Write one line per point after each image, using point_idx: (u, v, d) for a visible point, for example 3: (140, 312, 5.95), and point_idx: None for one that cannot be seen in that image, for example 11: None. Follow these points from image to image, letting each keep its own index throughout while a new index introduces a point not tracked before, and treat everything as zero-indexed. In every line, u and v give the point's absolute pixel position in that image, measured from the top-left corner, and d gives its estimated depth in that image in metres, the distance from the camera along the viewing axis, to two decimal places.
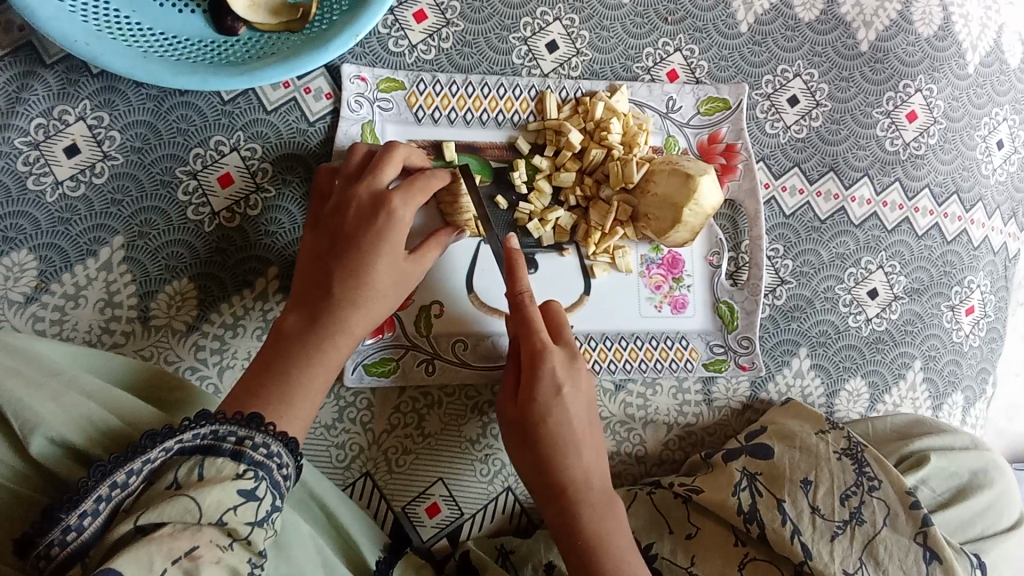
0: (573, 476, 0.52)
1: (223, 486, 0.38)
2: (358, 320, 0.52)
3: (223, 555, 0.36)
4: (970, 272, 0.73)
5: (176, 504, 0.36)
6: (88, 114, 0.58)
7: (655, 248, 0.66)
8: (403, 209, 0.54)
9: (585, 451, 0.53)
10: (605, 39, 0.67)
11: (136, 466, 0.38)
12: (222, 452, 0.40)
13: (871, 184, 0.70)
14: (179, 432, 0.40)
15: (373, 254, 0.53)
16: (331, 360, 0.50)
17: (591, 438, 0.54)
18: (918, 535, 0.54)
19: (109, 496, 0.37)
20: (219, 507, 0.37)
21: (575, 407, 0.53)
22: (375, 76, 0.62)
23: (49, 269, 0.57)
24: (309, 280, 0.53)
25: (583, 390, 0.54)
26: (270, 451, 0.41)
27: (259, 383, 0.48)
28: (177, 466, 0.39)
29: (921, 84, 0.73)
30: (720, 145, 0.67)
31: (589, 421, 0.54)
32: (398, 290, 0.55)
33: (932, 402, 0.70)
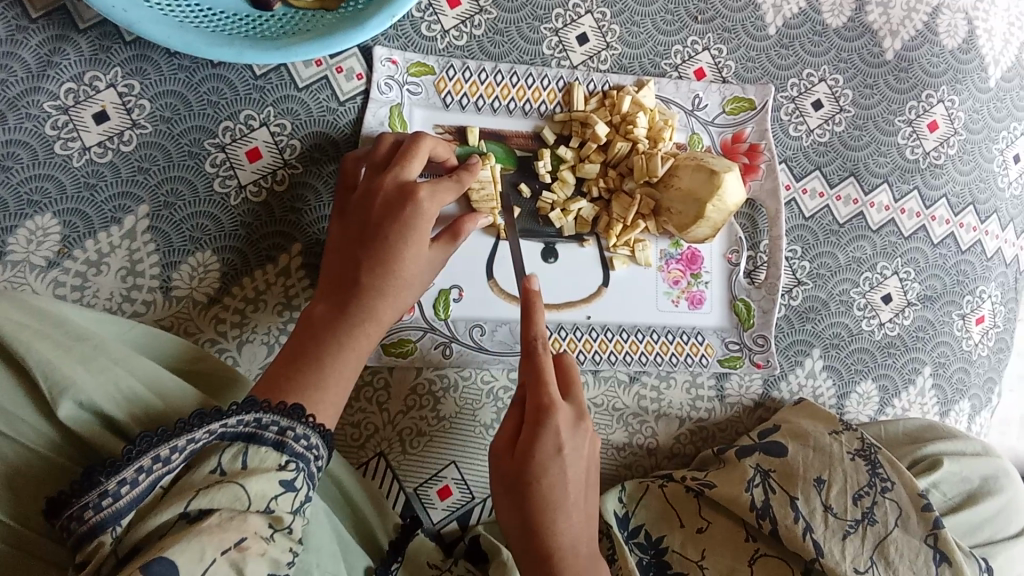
0: (561, 543, 0.49)
1: (267, 476, 0.41)
2: (385, 306, 0.53)
3: (267, 548, 0.40)
4: (982, 283, 0.73)
5: (225, 492, 0.40)
6: (118, 81, 0.58)
7: (674, 243, 0.66)
8: (430, 201, 0.54)
9: (575, 518, 0.50)
10: (635, 34, 0.68)
11: (180, 444, 0.40)
12: (265, 441, 0.42)
13: (890, 191, 0.71)
14: (224, 416, 0.42)
15: (401, 243, 0.53)
16: (361, 347, 0.51)
17: (586, 503, 0.51)
18: (929, 537, 0.55)
19: (150, 468, 0.39)
20: (263, 497, 0.41)
21: (573, 468, 0.50)
22: (406, 59, 0.62)
23: (73, 235, 0.56)
24: (337, 272, 0.53)
25: (584, 451, 0.51)
26: (309, 444, 0.44)
27: (291, 368, 0.49)
28: (220, 450, 0.41)
29: (944, 95, 0.73)
30: (743, 144, 0.67)
31: (587, 484, 0.52)
32: (424, 279, 0.55)
33: (940, 409, 0.71)
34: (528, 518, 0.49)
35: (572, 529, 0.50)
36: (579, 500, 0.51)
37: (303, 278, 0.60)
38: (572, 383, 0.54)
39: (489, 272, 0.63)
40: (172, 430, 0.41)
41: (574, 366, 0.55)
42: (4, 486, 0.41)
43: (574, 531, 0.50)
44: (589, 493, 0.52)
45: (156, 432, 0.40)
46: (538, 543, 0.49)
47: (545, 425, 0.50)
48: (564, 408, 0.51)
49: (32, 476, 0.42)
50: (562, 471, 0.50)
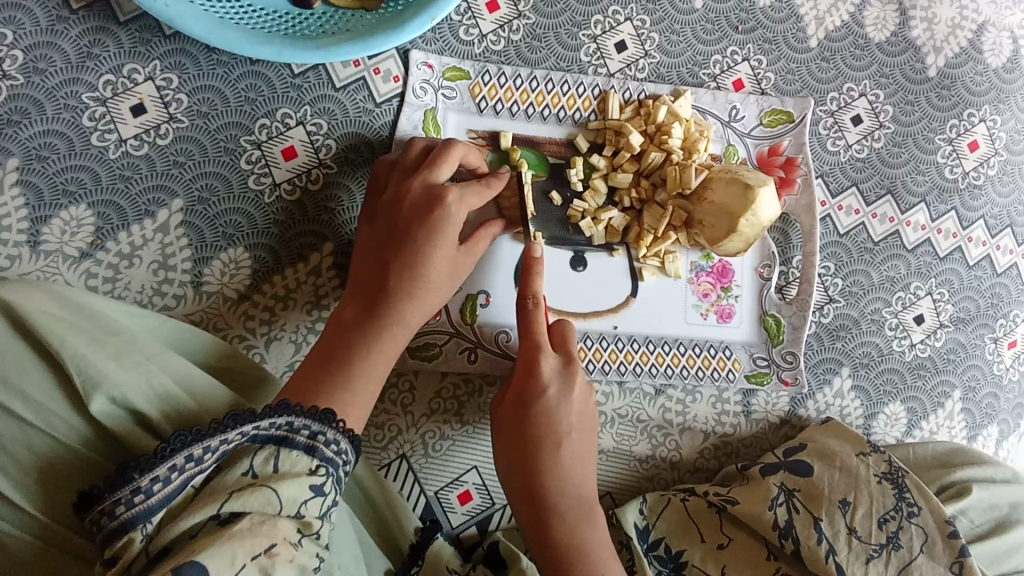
0: (547, 482, 0.52)
1: (298, 480, 0.41)
2: (413, 311, 0.52)
3: (295, 554, 0.40)
4: (1016, 306, 0.72)
5: (257, 495, 0.40)
6: (157, 75, 0.58)
7: (705, 256, 0.65)
8: (457, 206, 0.53)
9: (564, 459, 0.53)
10: (675, 43, 0.67)
11: (213, 444, 0.40)
12: (296, 445, 0.42)
13: (927, 210, 0.70)
14: (258, 418, 0.42)
15: (428, 246, 0.52)
16: (389, 351, 0.51)
17: (579, 447, 0.54)
18: (954, 564, 0.54)
19: (183, 467, 0.39)
20: (294, 501, 0.41)
21: (560, 410, 0.54)
22: (442, 63, 0.62)
23: (106, 227, 0.56)
24: (364, 270, 0.54)
25: (574, 397, 0.54)
26: (339, 449, 0.44)
27: (321, 371, 0.49)
28: (253, 453, 0.41)
29: (986, 115, 0.72)
30: (780, 158, 0.66)
31: (582, 431, 0.54)
32: (451, 282, 0.55)
33: (969, 433, 0.70)
34: (518, 459, 0.53)
35: (558, 469, 0.53)
36: (570, 443, 0.54)
37: (334, 278, 0.60)
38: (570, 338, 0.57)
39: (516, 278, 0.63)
40: (205, 429, 0.41)
41: (574, 329, 0.58)
42: (36, 479, 0.42)
43: (562, 472, 0.53)
44: (584, 438, 0.54)
45: (191, 431, 0.40)
46: (527, 482, 0.52)
47: (535, 369, 0.54)
48: (554, 356, 0.55)
49: (63, 473, 0.42)
50: (550, 413, 0.53)
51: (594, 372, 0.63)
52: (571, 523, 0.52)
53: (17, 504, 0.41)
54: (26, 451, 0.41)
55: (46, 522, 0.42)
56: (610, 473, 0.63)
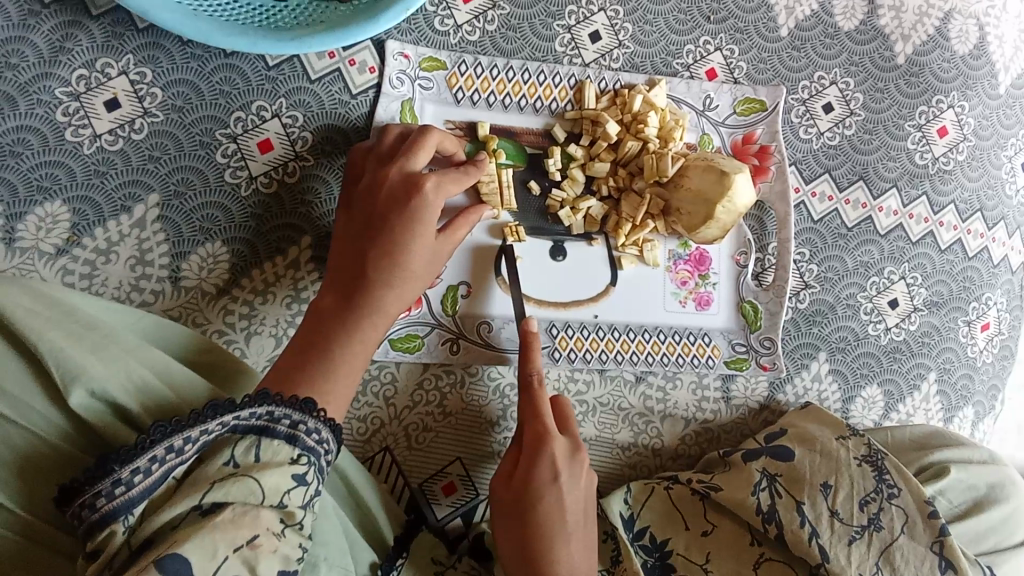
0: (559, 566, 0.50)
1: (280, 470, 0.41)
2: (392, 299, 0.52)
3: (278, 545, 0.39)
4: (988, 289, 0.74)
5: (239, 486, 0.40)
6: (130, 69, 0.58)
7: (683, 244, 0.66)
8: (434, 194, 0.53)
9: (574, 544, 0.51)
10: (648, 33, 0.67)
11: (194, 435, 0.40)
12: (277, 434, 0.42)
13: (898, 196, 0.71)
14: (238, 409, 0.42)
15: (406, 235, 0.53)
16: (370, 339, 0.51)
17: (583, 531, 0.52)
18: (935, 544, 0.55)
19: (163, 458, 0.39)
20: (276, 491, 0.41)
21: (569, 496, 0.52)
22: (418, 54, 0.62)
23: (82, 223, 0.56)
24: (343, 261, 0.53)
25: (581, 483, 0.53)
26: (320, 438, 0.44)
27: (302, 357, 0.49)
28: (233, 443, 0.41)
29: (954, 101, 0.73)
30: (754, 146, 0.67)
31: (585, 516, 0.53)
32: (430, 270, 0.55)
33: (945, 414, 0.71)
34: (526, 545, 0.50)
35: (568, 555, 0.50)
36: (577, 527, 0.52)
37: (313, 271, 0.60)
38: (567, 423, 0.57)
39: (497, 269, 0.63)
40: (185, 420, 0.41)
41: (569, 407, 0.58)
42: (16, 473, 0.41)
43: (573, 557, 0.50)
44: (586, 527, 0.53)
45: (171, 421, 0.40)
46: (536, 568, 0.50)
47: (542, 455, 0.52)
48: (560, 440, 0.54)
49: (42, 466, 0.42)
50: (558, 496, 0.51)
51: (574, 361, 0.63)
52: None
53: None
54: (4, 446, 0.41)
55: (27, 516, 0.41)
56: (592, 460, 0.64)
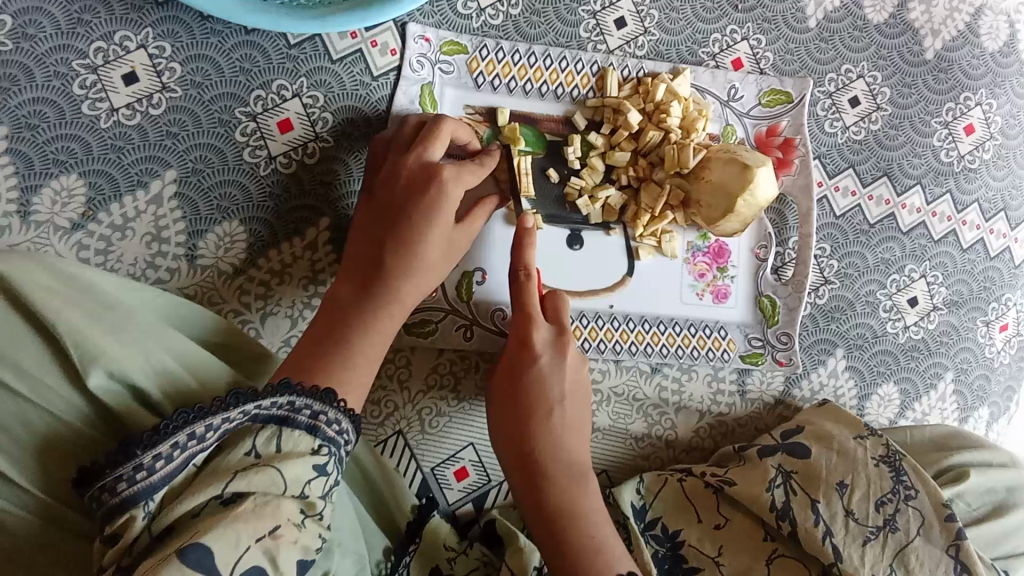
0: (540, 445, 0.53)
1: (302, 461, 0.41)
2: (410, 290, 0.52)
3: (299, 536, 0.39)
4: (1008, 290, 0.73)
5: (262, 475, 0.39)
6: (149, 43, 0.57)
7: (702, 235, 0.65)
8: (454, 184, 0.52)
9: (556, 425, 0.54)
10: (675, 21, 0.66)
11: (216, 422, 0.40)
12: (298, 425, 0.42)
13: (922, 193, 0.70)
14: (260, 398, 0.41)
15: (425, 225, 0.52)
16: (386, 330, 0.51)
17: (571, 417, 0.55)
18: (951, 547, 0.54)
19: (185, 444, 0.39)
20: (297, 482, 0.41)
21: (552, 379, 0.54)
22: (439, 37, 0.61)
23: (97, 197, 0.55)
24: (360, 244, 0.53)
25: (566, 368, 0.55)
26: (340, 428, 0.44)
27: (318, 349, 0.48)
28: (255, 433, 0.41)
29: (982, 98, 0.72)
30: (778, 138, 0.66)
31: (574, 401, 0.55)
32: (447, 260, 0.54)
33: (960, 415, 0.70)
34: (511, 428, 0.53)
35: (551, 435, 0.53)
36: (563, 410, 0.54)
37: (330, 253, 0.59)
38: (559, 312, 0.57)
39: None
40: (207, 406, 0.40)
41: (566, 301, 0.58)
42: (31, 455, 0.41)
43: (555, 436, 0.53)
44: (574, 410, 0.55)
45: (193, 408, 0.39)
46: (520, 449, 0.53)
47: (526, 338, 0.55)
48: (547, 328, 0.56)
49: (57, 446, 0.41)
50: (539, 379, 0.54)
51: (589, 351, 0.63)
52: (565, 487, 0.52)
53: (12, 481, 0.40)
54: (20, 426, 0.40)
55: (44, 497, 0.41)
56: (604, 451, 0.63)
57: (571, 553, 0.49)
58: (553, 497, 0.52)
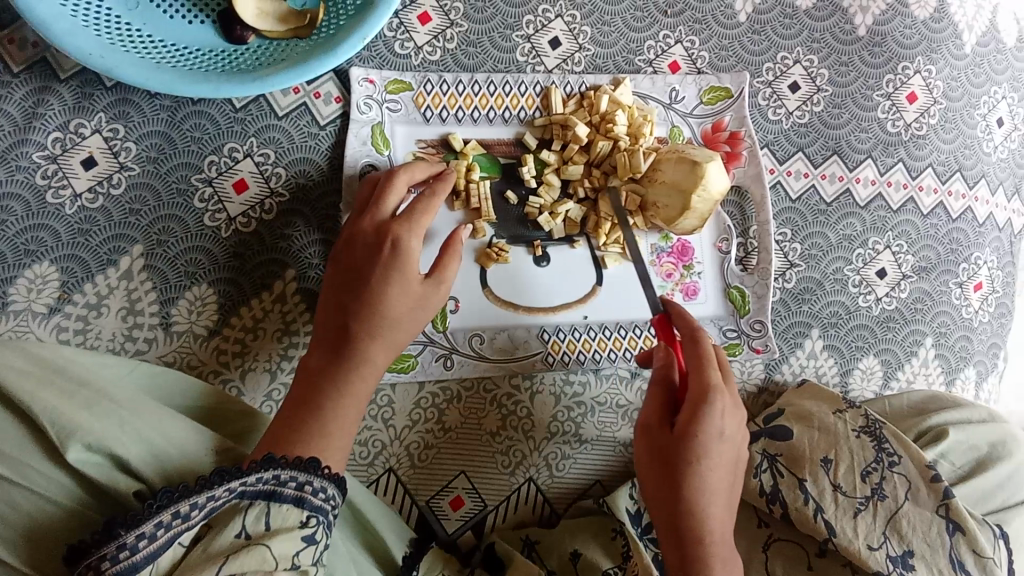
0: (709, 520, 0.50)
1: (291, 535, 0.41)
2: (379, 350, 0.52)
3: None
4: (976, 249, 0.73)
5: (252, 555, 0.40)
6: (103, 127, 0.60)
7: (664, 236, 0.66)
8: (413, 239, 0.53)
9: (720, 499, 0.51)
10: (607, 34, 0.68)
11: (200, 500, 0.40)
12: (285, 498, 0.42)
13: (875, 165, 0.71)
14: (244, 474, 0.42)
15: (384, 284, 0.52)
16: (360, 395, 0.51)
17: (729, 483, 0.52)
18: (940, 508, 0.54)
19: (169, 523, 0.39)
20: (286, 556, 0.41)
21: (726, 448, 0.51)
22: (383, 78, 0.63)
23: (71, 280, 0.58)
24: (327, 315, 0.53)
25: (735, 435, 0.52)
26: (327, 495, 0.44)
27: (291, 421, 0.48)
28: (243, 512, 0.41)
29: (920, 66, 0.73)
30: (724, 133, 0.68)
31: (732, 465, 0.52)
32: (415, 315, 0.53)
33: (945, 377, 0.71)
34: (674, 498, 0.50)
35: (713, 505, 0.50)
36: (726, 481, 0.51)
37: (299, 303, 0.61)
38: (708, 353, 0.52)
39: (483, 281, 0.63)
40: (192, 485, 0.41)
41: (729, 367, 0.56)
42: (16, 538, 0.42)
43: (715, 506, 0.51)
44: (732, 477, 0.52)
45: (176, 488, 0.40)
46: (687, 520, 0.50)
47: (707, 413, 0.49)
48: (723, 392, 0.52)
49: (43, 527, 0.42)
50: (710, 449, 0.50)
51: (555, 365, 0.65)
52: (729, 569, 0.50)
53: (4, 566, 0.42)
54: (9, 508, 0.41)
55: None
56: (594, 459, 0.65)
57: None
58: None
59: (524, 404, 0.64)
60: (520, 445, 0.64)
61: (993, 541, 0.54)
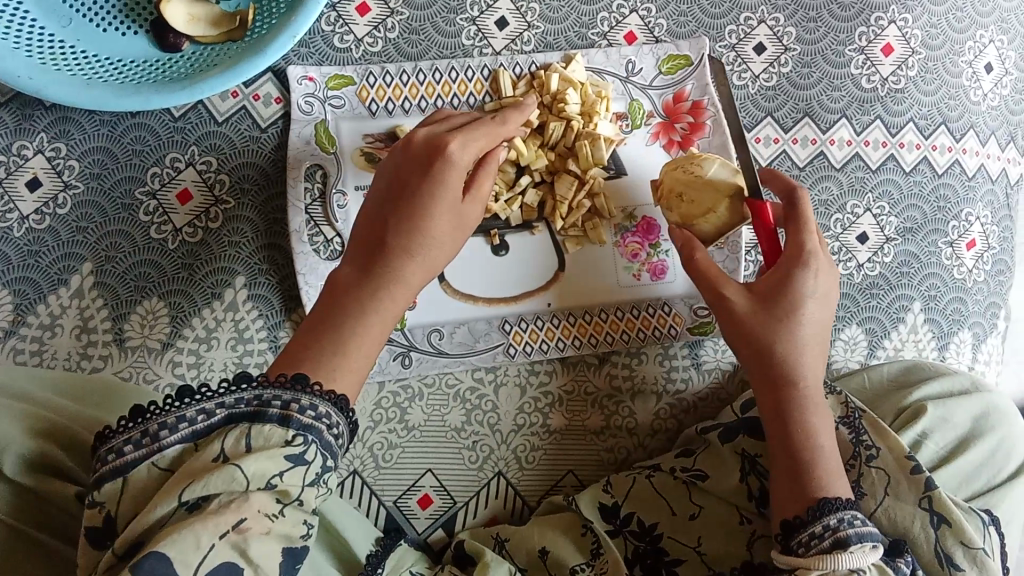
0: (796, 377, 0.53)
1: (270, 453, 0.37)
2: (416, 271, 0.49)
3: (272, 526, 0.37)
4: (967, 205, 0.69)
5: (221, 474, 0.36)
6: (45, 147, 0.59)
7: (628, 215, 0.64)
8: (461, 150, 0.49)
9: (811, 352, 0.53)
10: (556, 9, 0.66)
11: (170, 421, 0.38)
12: (269, 418, 0.38)
13: (850, 125, 0.67)
14: (222, 394, 0.39)
15: (429, 199, 0.49)
16: (389, 312, 0.48)
17: (817, 347, 0.54)
18: (923, 500, 0.51)
19: (138, 442, 0.38)
20: (264, 476, 0.37)
21: (815, 311, 0.53)
22: (323, 74, 0.62)
23: (24, 302, 0.58)
24: (367, 226, 0.50)
25: (826, 296, 0.54)
26: (318, 413, 0.40)
27: (312, 336, 0.45)
28: (223, 435, 0.38)
29: (895, 15, 0.69)
30: (685, 104, 0.65)
31: (820, 336, 0.54)
32: (455, 236, 0.51)
33: (937, 343, 0.67)
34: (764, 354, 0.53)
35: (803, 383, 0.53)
36: (816, 349, 0.54)
37: (251, 309, 0.60)
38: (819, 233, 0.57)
39: (440, 274, 0.62)
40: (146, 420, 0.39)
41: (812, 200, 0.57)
42: None
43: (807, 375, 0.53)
44: (820, 334, 0.54)
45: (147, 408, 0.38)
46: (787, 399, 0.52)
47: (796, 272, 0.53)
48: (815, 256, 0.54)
49: None
50: (808, 318, 0.53)
51: (518, 356, 0.63)
52: (831, 447, 0.52)
53: None
54: None
55: None
56: (565, 448, 0.64)
57: (826, 504, 0.48)
58: (832, 463, 0.51)
59: (489, 397, 0.63)
60: (486, 438, 0.63)
61: (982, 529, 0.51)
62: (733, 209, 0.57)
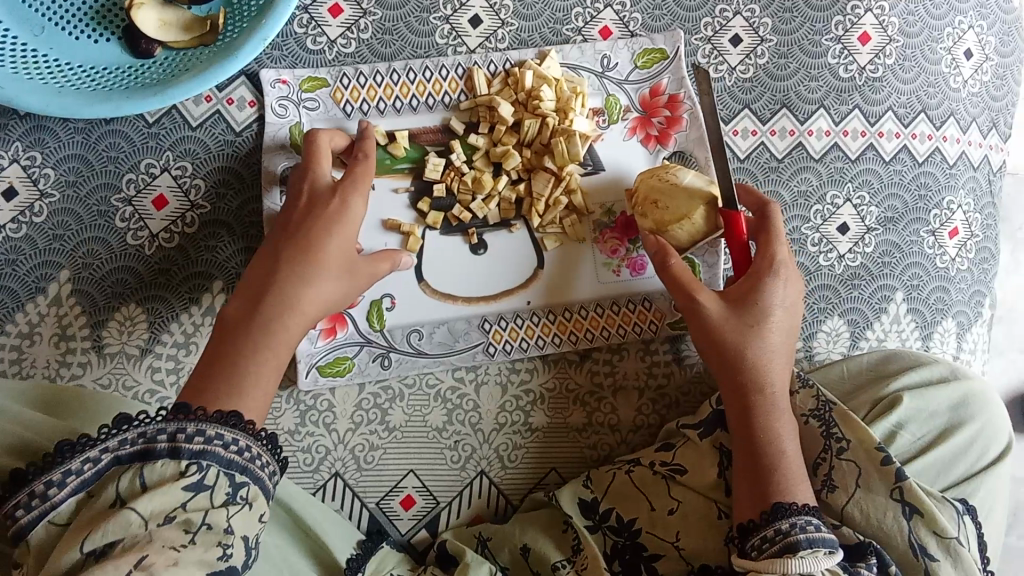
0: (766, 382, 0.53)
1: (164, 490, 0.38)
2: (309, 306, 0.49)
3: (179, 557, 0.37)
4: (948, 193, 0.68)
5: (117, 519, 0.37)
6: (20, 156, 0.59)
7: (606, 211, 0.64)
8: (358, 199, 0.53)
9: (779, 359, 0.53)
10: (529, 6, 0.66)
11: (75, 467, 0.39)
12: (160, 453, 0.39)
13: (828, 115, 0.67)
14: (99, 441, 0.39)
15: (326, 235, 0.51)
16: (282, 343, 0.48)
17: (787, 359, 0.54)
18: (894, 491, 0.51)
19: (59, 483, 0.38)
20: (163, 510, 0.38)
21: (782, 320, 0.54)
22: (296, 77, 0.62)
23: (2, 311, 0.58)
24: (259, 268, 0.50)
25: (792, 306, 0.54)
26: (224, 441, 0.40)
27: (204, 373, 0.45)
28: (118, 476, 0.39)
29: (871, 4, 0.68)
30: (662, 98, 0.65)
31: (787, 347, 0.54)
32: (349, 275, 0.52)
33: (921, 333, 0.67)
34: (732, 359, 0.53)
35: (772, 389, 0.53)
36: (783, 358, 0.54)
37: None
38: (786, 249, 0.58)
39: (418, 275, 0.62)
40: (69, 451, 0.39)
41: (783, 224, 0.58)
42: None
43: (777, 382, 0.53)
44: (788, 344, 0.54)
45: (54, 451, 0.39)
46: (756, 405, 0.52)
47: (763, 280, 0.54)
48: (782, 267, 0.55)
49: None
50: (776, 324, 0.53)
51: (498, 355, 0.63)
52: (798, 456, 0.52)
53: None
54: None
55: None
56: (547, 446, 0.63)
57: (781, 509, 0.48)
58: (797, 470, 0.51)
59: (470, 396, 0.63)
60: (468, 437, 0.63)
61: (955, 519, 0.51)
62: (709, 217, 0.57)
